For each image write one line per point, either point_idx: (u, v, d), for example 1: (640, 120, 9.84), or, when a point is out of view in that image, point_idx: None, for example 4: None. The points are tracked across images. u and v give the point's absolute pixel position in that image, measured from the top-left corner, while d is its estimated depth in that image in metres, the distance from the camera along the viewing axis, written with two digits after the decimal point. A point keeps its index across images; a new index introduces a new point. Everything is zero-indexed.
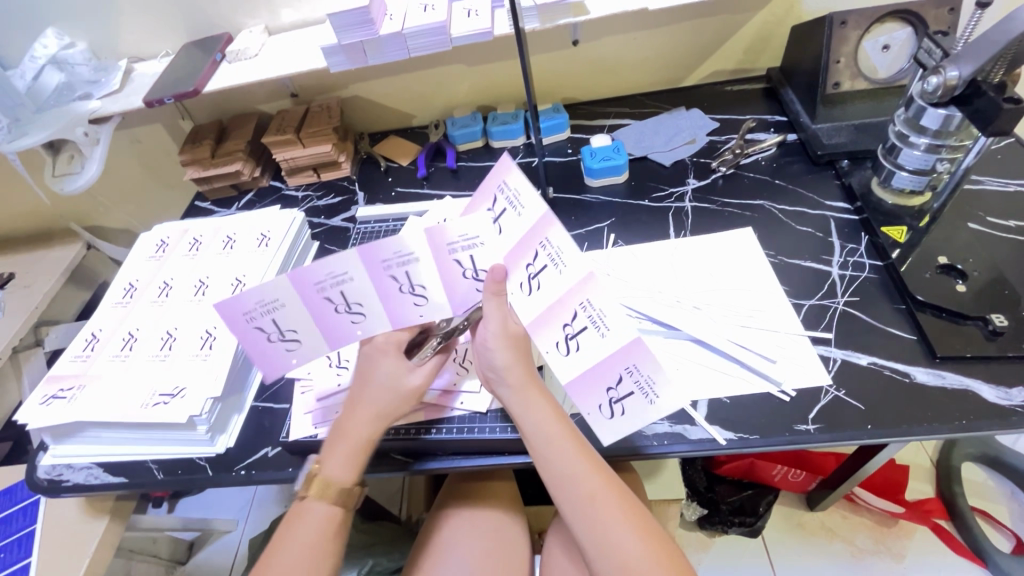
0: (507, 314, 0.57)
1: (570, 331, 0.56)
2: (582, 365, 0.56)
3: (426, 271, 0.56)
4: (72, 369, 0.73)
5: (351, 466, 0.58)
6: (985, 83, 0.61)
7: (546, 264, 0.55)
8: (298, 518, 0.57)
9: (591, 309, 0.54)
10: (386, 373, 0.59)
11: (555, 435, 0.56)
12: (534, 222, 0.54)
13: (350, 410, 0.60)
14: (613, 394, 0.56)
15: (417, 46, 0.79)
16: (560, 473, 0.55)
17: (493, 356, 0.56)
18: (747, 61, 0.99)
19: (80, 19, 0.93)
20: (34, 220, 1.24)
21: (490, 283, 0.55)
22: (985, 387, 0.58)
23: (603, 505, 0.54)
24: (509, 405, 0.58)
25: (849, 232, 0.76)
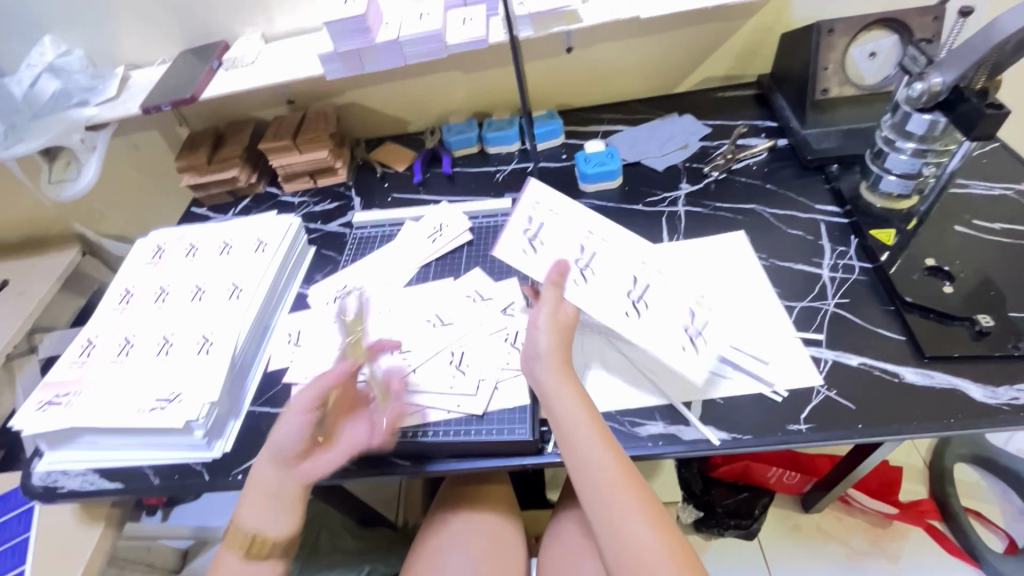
0: (560, 303, 0.62)
1: (634, 293, 0.65)
2: (655, 318, 0.63)
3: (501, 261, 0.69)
4: (68, 374, 0.73)
5: (268, 513, 0.59)
6: (967, 89, 0.63)
7: (591, 253, 0.67)
8: (224, 564, 0.60)
9: (640, 274, 0.66)
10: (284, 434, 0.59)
11: (581, 419, 0.57)
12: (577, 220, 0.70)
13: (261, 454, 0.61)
14: (691, 329, 0.63)
15: (413, 54, 0.80)
16: (583, 457, 0.56)
17: (540, 339, 0.60)
18: (738, 68, 1.01)
19: (77, 27, 0.94)
20: (28, 227, 1.24)
21: (552, 274, 0.63)
22: (972, 386, 0.59)
23: (620, 493, 0.54)
24: (542, 388, 0.59)
25: (839, 235, 0.77)
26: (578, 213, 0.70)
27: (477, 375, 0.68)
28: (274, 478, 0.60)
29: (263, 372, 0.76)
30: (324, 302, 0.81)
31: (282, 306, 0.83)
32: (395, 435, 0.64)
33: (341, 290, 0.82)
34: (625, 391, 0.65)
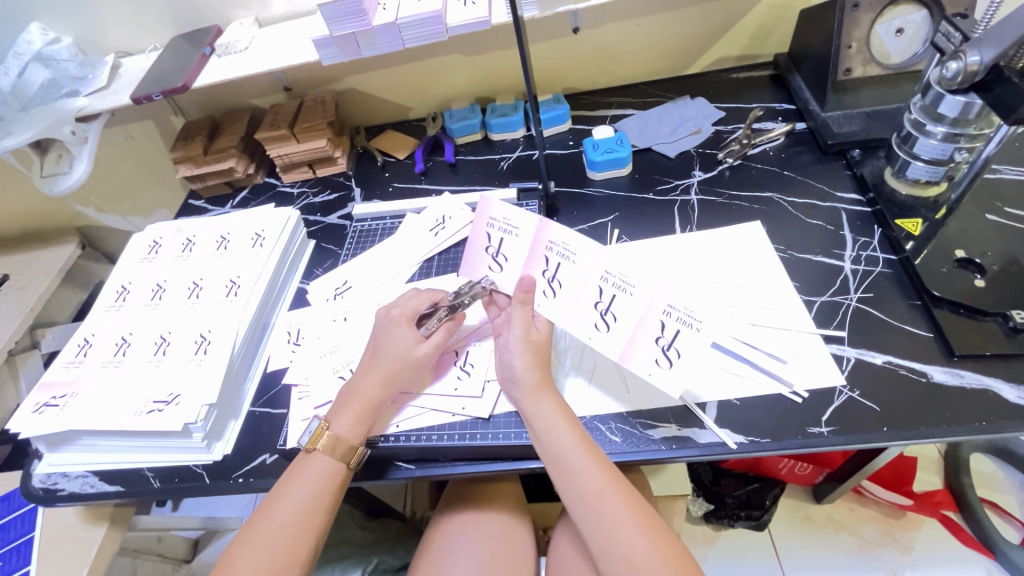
0: (531, 323, 0.61)
1: (603, 304, 0.60)
2: (626, 332, 0.59)
3: (517, 245, 0.63)
4: (64, 375, 0.71)
5: (360, 424, 0.59)
6: (1008, 69, 0.57)
7: (560, 261, 0.61)
8: (302, 466, 0.58)
9: (613, 278, 0.59)
10: (398, 346, 0.62)
11: (563, 431, 0.56)
12: (534, 232, 0.62)
13: (361, 372, 0.62)
14: (663, 342, 0.58)
15: (411, 36, 0.76)
16: (567, 471, 0.54)
17: (514, 360, 0.59)
18: (753, 47, 0.96)
19: (65, 13, 0.91)
20: (27, 221, 1.22)
21: (517, 292, 0.61)
22: (1005, 387, 0.56)
23: (608, 502, 0.52)
24: (520, 406, 0.59)
25: (861, 225, 0.73)
26: (530, 221, 0.62)
27: (483, 376, 0.66)
28: (383, 395, 0.61)
29: (263, 372, 0.74)
30: (324, 299, 0.79)
31: (282, 303, 0.81)
32: (401, 437, 0.62)
33: (341, 286, 0.79)
34: (637, 392, 0.62)
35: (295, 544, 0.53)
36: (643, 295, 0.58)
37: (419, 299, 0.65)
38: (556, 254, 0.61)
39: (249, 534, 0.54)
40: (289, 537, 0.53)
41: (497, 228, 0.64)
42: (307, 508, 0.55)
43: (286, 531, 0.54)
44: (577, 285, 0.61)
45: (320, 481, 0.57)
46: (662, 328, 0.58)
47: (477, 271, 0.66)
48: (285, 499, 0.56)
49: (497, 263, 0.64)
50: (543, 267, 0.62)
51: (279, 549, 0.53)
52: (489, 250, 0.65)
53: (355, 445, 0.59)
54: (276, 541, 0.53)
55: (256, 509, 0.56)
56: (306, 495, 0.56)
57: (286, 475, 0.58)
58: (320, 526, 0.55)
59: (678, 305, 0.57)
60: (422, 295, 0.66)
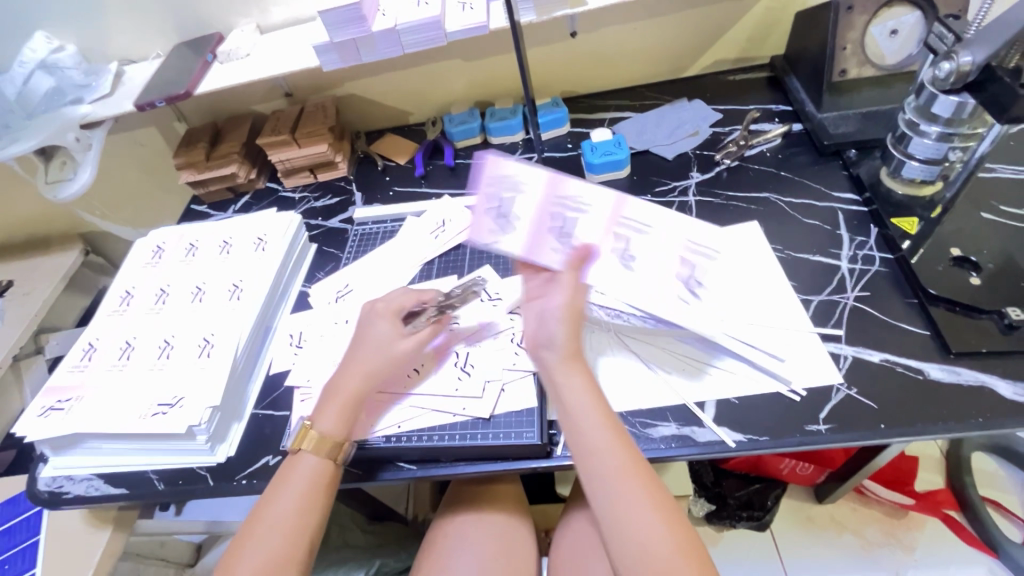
0: (577, 289, 0.60)
1: (621, 249, 0.64)
2: (649, 273, 0.64)
3: (525, 203, 0.65)
4: (69, 379, 0.72)
5: (343, 420, 0.60)
6: (999, 68, 0.58)
7: (570, 215, 0.64)
8: (290, 468, 0.58)
9: (631, 225, 0.65)
10: (378, 338, 0.64)
11: (588, 405, 0.55)
12: (542, 190, 0.65)
13: (343, 368, 0.63)
14: (685, 277, 0.64)
15: (411, 42, 0.77)
16: (588, 445, 0.54)
17: (554, 324, 0.58)
18: (750, 49, 0.97)
19: (69, 22, 0.92)
20: (31, 227, 1.23)
21: (572, 257, 0.61)
22: (1001, 383, 0.57)
23: (629, 483, 0.51)
24: (551, 376, 0.58)
25: (858, 224, 0.74)
26: (539, 177, 0.65)
27: (483, 377, 0.66)
28: (363, 388, 0.61)
29: (266, 375, 0.75)
30: (325, 301, 0.79)
31: (284, 306, 0.82)
32: (403, 438, 0.63)
33: (342, 289, 0.80)
34: (637, 392, 0.63)
35: (290, 549, 0.53)
36: (659, 235, 0.65)
37: (405, 297, 0.67)
38: (569, 207, 0.64)
39: (241, 546, 0.54)
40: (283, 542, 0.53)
41: (504, 187, 0.65)
42: (297, 510, 0.55)
43: (278, 536, 0.54)
44: (597, 237, 0.64)
45: (305, 483, 0.57)
46: (682, 266, 0.64)
47: (480, 234, 0.65)
48: (275, 504, 0.56)
49: (501, 226, 0.65)
50: (552, 223, 0.64)
51: (275, 553, 0.53)
52: (496, 211, 0.65)
53: (341, 440, 0.59)
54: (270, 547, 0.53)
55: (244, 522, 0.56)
56: (293, 497, 0.56)
57: (275, 482, 0.58)
58: (312, 530, 0.55)
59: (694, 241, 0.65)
60: (408, 294, 0.68)
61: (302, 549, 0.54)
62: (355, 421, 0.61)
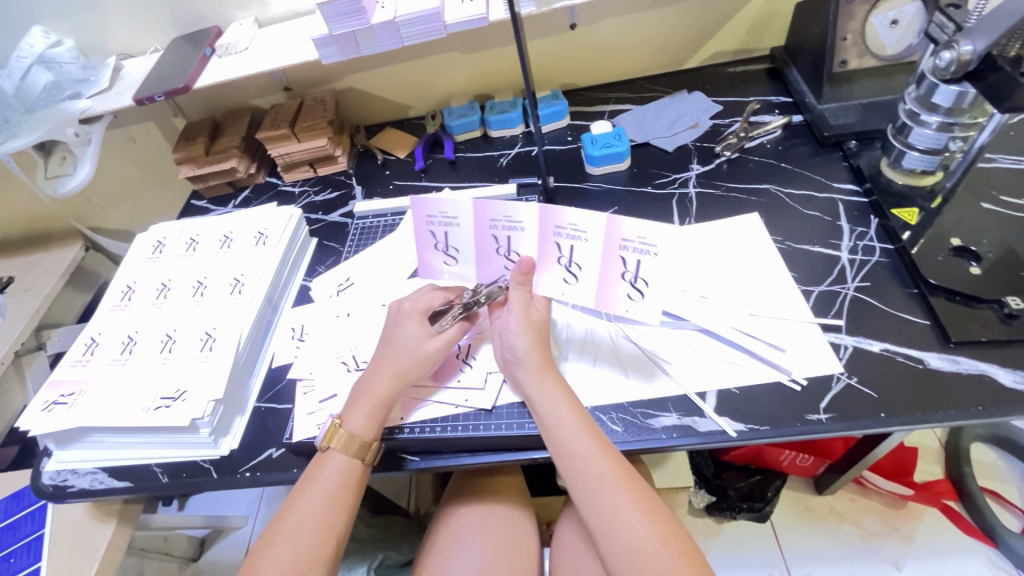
0: (529, 304, 0.62)
1: (564, 258, 0.61)
2: (593, 277, 0.61)
3: (463, 234, 0.64)
4: (72, 374, 0.72)
5: (373, 421, 0.60)
6: (1000, 57, 0.58)
7: (508, 232, 0.61)
8: (319, 468, 0.59)
9: (565, 230, 0.59)
10: (407, 340, 0.63)
11: (564, 414, 0.57)
12: (474, 215, 0.61)
13: (374, 368, 0.63)
14: (629, 275, 0.59)
15: (410, 34, 0.77)
16: (569, 454, 0.55)
17: (513, 341, 0.60)
18: (750, 41, 0.96)
19: (66, 16, 0.91)
20: (30, 223, 1.23)
21: (516, 275, 0.61)
22: (1000, 372, 0.57)
23: (610, 486, 0.53)
24: (524, 388, 0.60)
25: (858, 215, 0.74)
26: (464, 204, 0.61)
27: (484, 369, 0.66)
28: (392, 391, 0.61)
29: (268, 368, 0.75)
30: (327, 295, 0.79)
31: (285, 300, 0.82)
32: (407, 429, 0.63)
33: (344, 282, 0.80)
34: (638, 382, 0.63)
35: (317, 548, 0.54)
36: (597, 239, 0.58)
37: (433, 296, 0.66)
38: (501, 228, 0.61)
39: (270, 542, 0.55)
40: (312, 542, 0.54)
41: (437, 222, 0.64)
42: (325, 510, 0.56)
43: (306, 535, 0.54)
44: (536, 249, 0.61)
45: (333, 484, 0.57)
46: (623, 264, 0.59)
47: (434, 267, 0.68)
48: (304, 502, 0.56)
49: (451, 258, 0.66)
50: (494, 246, 0.63)
51: (304, 552, 0.54)
52: (440, 244, 0.66)
53: (369, 442, 0.59)
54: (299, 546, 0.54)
55: (272, 519, 0.56)
56: (321, 497, 0.57)
57: (303, 479, 0.59)
58: (339, 530, 0.56)
59: (633, 235, 0.57)
60: (435, 292, 0.67)
61: (329, 549, 0.55)
62: (384, 421, 0.61)
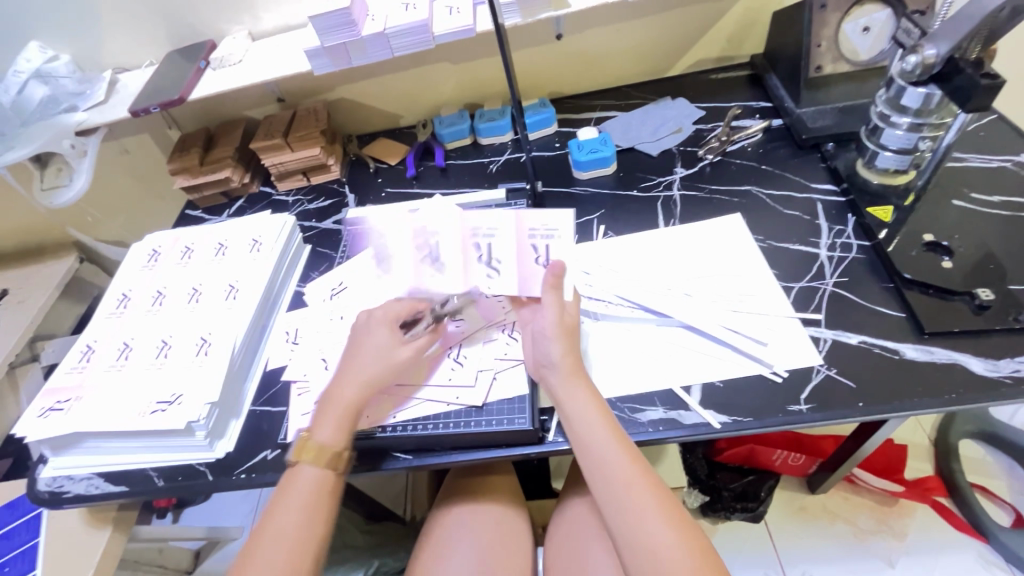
0: (563, 305, 0.63)
1: (485, 255, 0.67)
2: (508, 265, 0.66)
3: (395, 244, 0.70)
4: (67, 381, 0.73)
5: (342, 430, 0.60)
6: (962, 59, 0.62)
7: (433, 240, 0.68)
8: (291, 480, 0.59)
9: (481, 229, 0.67)
10: (375, 345, 0.64)
11: (592, 416, 0.57)
12: (406, 228, 0.70)
13: (341, 377, 0.63)
14: (540, 257, 0.65)
15: (400, 45, 0.79)
16: (594, 457, 0.56)
17: (548, 345, 0.60)
18: (730, 49, 1.00)
19: (63, 32, 0.94)
20: (25, 236, 1.24)
21: (549, 277, 0.63)
22: (973, 360, 0.59)
23: (635, 490, 0.54)
24: (553, 390, 0.60)
25: (836, 214, 0.76)
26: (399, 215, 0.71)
27: (475, 365, 0.67)
28: (360, 399, 0.62)
29: (263, 371, 0.76)
30: (321, 299, 0.81)
31: (279, 305, 0.84)
32: (394, 425, 0.64)
33: (337, 287, 0.82)
34: (626, 377, 0.65)
35: (296, 558, 0.55)
36: (507, 231, 0.66)
37: (400, 305, 0.67)
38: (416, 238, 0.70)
39: (250, 558, 0.55)
40: (288, 554, 0.55)
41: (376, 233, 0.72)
42: (301, 522, 0.56)
43: (282, 546, 0.55)
44: (455, 251, 0.67)
45: (305, 495, 0.58)
46: (534, 249, 0.66)
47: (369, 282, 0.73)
48: (280, 514, 0.57)
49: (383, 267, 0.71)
50: (421, 254, 0.69)
51: (282, 564, 0.54)
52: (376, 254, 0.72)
53: (339, 452, 0.60)
54: (277, 558, 0.54)
55: (251, 532, 0.57)
56: (295, 507, 0.57)
57: (277, 493, 0.59)
58: (316, 542, 0.56)
59: (538, 225, 0.66)
60: (405, 301, 0.68)
61: (308, 560, 0.55)
62: (353, 428, 0.62)
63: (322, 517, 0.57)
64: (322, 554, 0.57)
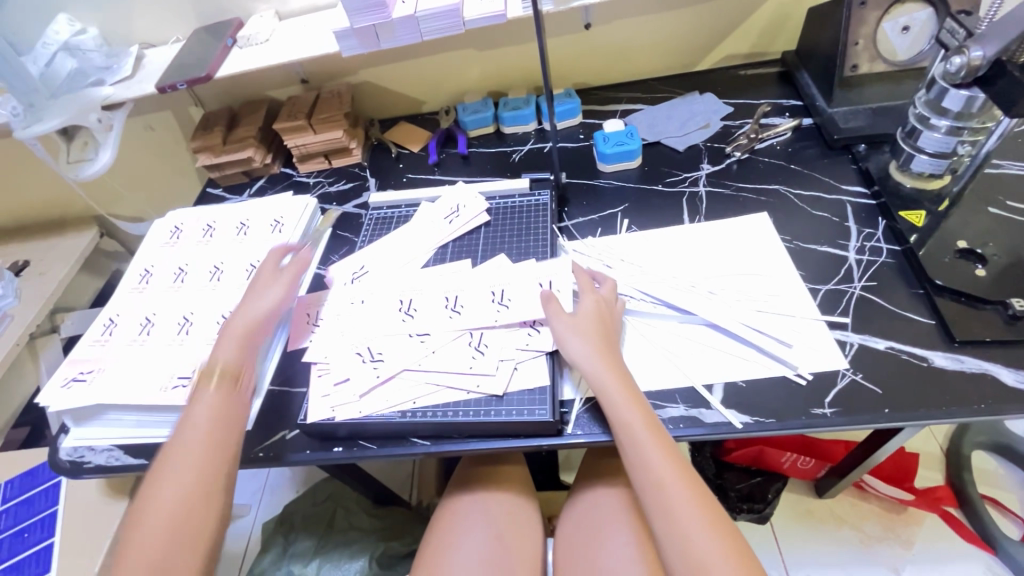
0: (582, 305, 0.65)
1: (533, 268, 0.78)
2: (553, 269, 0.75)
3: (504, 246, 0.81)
4: (90, 353, 0.73)
5: (222, 386, 0.62)
6: (1010, 63, 0.60)
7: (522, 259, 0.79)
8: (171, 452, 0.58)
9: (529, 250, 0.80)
10: (257, 296, 0.70)
11: (626, 416, 0.57)
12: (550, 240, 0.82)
13: (228, 325, 0.67)
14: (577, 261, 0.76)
15: (430, 29, 0.78)
16: (633, 459, 0.55)
17: (572, 343, 0.62)
18: (761, 45, 0.98)
19: (91, 4, 0.93)
20: (48, 209, 1.25)
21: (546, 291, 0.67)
22: (1004, 371, 0.58)
23: (673, 495, 0.53)
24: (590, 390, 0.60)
25: (866, 217, 0.75)
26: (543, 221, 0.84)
27: (496, 356, 0.66)
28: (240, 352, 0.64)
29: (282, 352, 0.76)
30: (341, 283, 0.80)
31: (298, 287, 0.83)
32: (415, 414, 0.64)
33: (358, 271, 0.80)
34: (647, 374, 0.64)
35: (193, 542, 0.52)
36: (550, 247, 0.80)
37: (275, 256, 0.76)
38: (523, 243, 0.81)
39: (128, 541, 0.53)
40: (162, 542, 0.52)
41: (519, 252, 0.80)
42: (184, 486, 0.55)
43: (154, 528, 0.52)
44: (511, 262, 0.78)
45: (186, 464, 0.55)
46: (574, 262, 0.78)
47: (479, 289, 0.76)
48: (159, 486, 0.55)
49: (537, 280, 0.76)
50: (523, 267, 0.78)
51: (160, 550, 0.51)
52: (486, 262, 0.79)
53: (217, 411, 0.60)
54: (157, 549, 0.51)
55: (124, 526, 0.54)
56: (172, 480, 0.54)
57: (151, 477, 0.56)
58: (200, 503, 0.55)
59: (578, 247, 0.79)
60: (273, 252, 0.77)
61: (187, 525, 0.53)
62: (234, 390, 0.62)
63: (212, 469, 0.56)
64: (203, 522, 0.54)
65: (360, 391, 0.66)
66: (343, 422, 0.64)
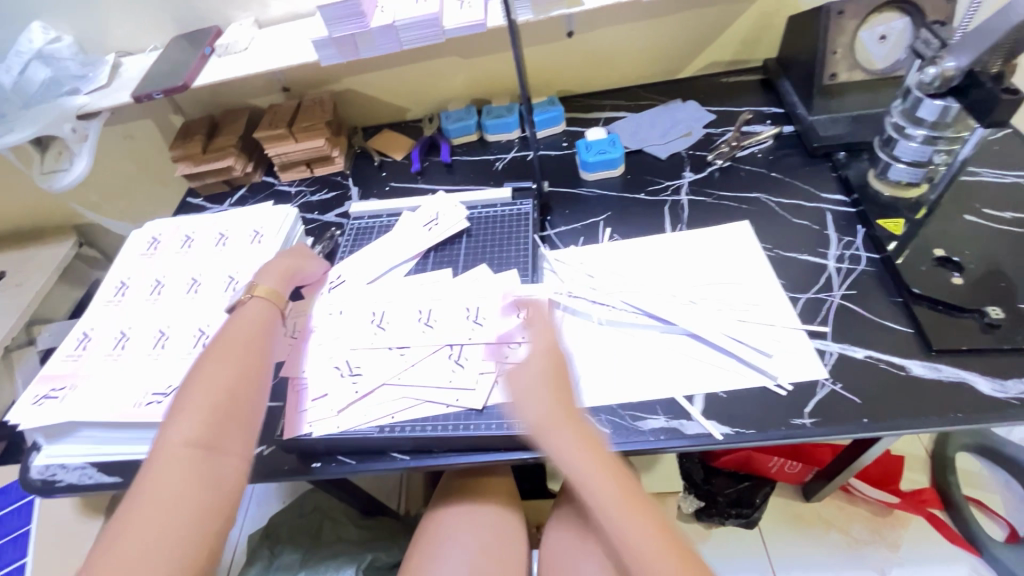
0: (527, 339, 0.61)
1: None
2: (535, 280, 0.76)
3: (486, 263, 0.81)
4: (63, 369, 0.72)
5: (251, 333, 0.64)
6: (983, 73, 0.61)
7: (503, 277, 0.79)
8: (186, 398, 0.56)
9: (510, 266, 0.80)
10: (278, 262, 0.74)
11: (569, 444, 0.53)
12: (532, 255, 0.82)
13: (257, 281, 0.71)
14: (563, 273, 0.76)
15: (410, 38, 0.78)
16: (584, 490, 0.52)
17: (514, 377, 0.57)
18: (743, 53, 0.98)
19: (67, 12, 0.92)
20: (25, 218, 1.23)
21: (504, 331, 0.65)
22: (980, 379, 0.58)
23: (627, 520, 0.51)
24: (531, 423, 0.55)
25: (846, 225, 0.75)
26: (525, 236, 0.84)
27: (477, 368, 0.66)
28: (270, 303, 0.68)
29: None
30: (318, 294, 0.78)
31: None
32: (394, 429, 0.63)
33: (336, 281, 0.79)
34: (628, 385, 0.64)
35: (205, 483, 0.51)
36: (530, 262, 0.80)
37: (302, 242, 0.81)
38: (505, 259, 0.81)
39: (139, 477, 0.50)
40: (198, 466, 0.51)
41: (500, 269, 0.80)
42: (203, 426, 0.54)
43: (186, 452, 0.52)
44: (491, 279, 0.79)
45: (219, 392, 0.57)
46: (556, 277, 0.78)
47: None
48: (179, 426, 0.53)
49: None
50: None
51: (193, 473, 0.51)
52: None
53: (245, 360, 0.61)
54: (166, 496, 0.49)
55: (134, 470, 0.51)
56: (204, 407, 0.55)
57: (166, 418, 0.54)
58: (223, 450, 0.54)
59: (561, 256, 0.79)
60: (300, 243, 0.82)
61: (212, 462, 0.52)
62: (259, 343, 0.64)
63: (245, 405, 0.57)
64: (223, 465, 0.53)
65: (337, 406, 0.65)
66: (320, 437, 0.64)
